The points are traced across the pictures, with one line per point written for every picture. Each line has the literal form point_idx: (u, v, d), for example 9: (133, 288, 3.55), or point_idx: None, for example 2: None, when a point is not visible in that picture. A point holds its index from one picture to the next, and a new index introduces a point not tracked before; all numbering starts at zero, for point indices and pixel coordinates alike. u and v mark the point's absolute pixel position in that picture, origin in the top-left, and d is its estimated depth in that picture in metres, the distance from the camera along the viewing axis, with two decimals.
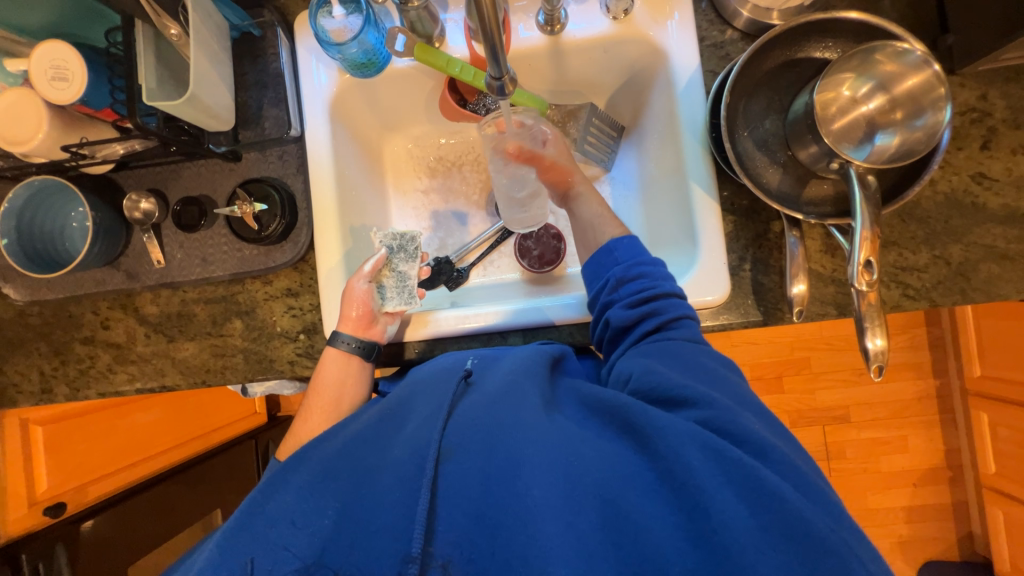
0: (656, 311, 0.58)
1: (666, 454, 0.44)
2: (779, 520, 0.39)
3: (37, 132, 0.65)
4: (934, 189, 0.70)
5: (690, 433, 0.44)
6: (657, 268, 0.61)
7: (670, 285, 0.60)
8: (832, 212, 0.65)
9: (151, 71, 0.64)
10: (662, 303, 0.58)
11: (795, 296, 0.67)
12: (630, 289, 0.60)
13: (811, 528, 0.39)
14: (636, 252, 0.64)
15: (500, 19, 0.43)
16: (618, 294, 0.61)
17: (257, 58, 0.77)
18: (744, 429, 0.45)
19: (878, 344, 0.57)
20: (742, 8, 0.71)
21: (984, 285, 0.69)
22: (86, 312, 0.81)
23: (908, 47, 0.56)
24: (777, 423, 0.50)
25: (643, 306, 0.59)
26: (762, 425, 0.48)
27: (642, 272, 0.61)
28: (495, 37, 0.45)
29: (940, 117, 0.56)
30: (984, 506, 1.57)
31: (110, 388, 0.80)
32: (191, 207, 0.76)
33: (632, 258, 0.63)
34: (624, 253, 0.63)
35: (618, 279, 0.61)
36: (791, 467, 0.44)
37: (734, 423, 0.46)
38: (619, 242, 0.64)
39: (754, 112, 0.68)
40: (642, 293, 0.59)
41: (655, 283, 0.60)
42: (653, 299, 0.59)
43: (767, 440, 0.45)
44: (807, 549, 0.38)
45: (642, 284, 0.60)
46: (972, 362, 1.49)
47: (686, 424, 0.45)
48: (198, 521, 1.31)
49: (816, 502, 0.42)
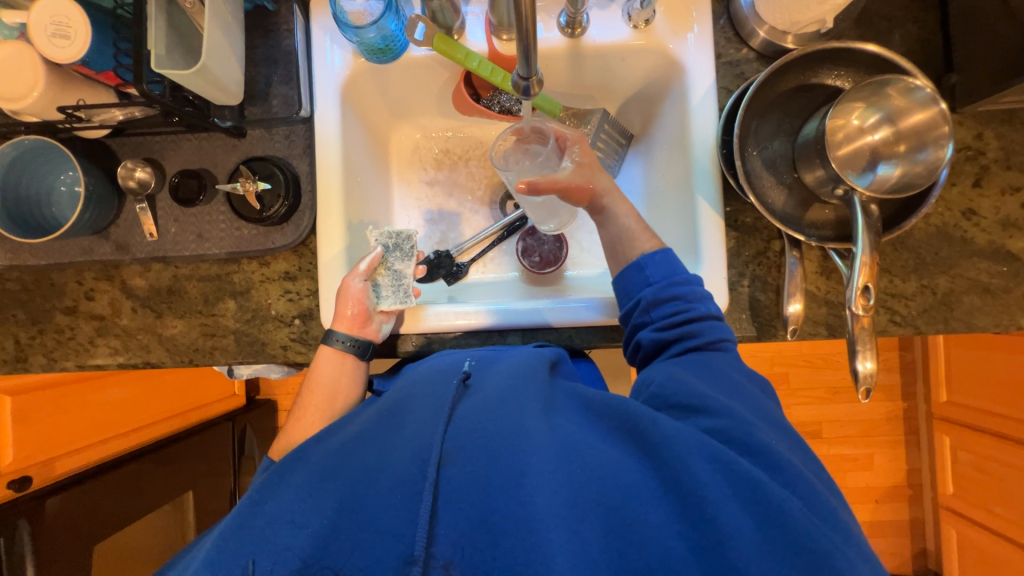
0: (691, 334, 0.59)
1: (674, 464, 0.45)
2: (783, 532, 0.41)
3: (32, 89, 0.62)
4: (926, 222, 0.72)
5: (698, 445, 0.46)
6: (693, 288, 0.61)
7: (705, 307, 0.60)
8: (832, 235, 0.68)
9: (162, 37, 0.62)
10: (698, 327, 0.59)
11: (790, 315, 0.70)
12: (662, 313, 0.61)
13: (811, 540, 0.41)
14: (669, 270, 0.63)
15: (535, 20, 0.43)
16: (650, 317, 0.61)
17: (270, 33, 0.75)
18: (757, 442, 0.47)
19: (868, 366, 0.59)
20: (760, 28, 0.72)
21: (966, 316, 0.72)
22: (70, 281, 0.78)
23: (918, 83, 0.59)
24: (787, 433, 0.52)
25: (676, 330, 0.59)
26: (773, 435, 0.49)
27: (675, 294, 0.60)
28: (528, 38, 0.45)
29: (940, 154, 0.59)
30: (939, 524, 1.65)
31: (91, 361, 0.77)
32: (190, 180, 0.73)
33: (664, 277, 0.62)
34: (656, 272, 0.62)
35: (650, 301, 0.61)
36: (800, 478, 0.45)
37: (748, 434, 0.47)
38: (649, 258, 0.64)
39: (765, 132, 0.69)
40: (675, 317, 0.60)
41: (689, 305, 0.60)
42: (686, 323, 0.59)
43: (778, 452, 0.46)
44: (809, 560, 0.40)
45: (677, 306, 0.60)
46: (940, 387, 1.56)
47: (696, 436, 0.46)
48: (169, 502, 1.27)
49: (819, 514, 0.44)
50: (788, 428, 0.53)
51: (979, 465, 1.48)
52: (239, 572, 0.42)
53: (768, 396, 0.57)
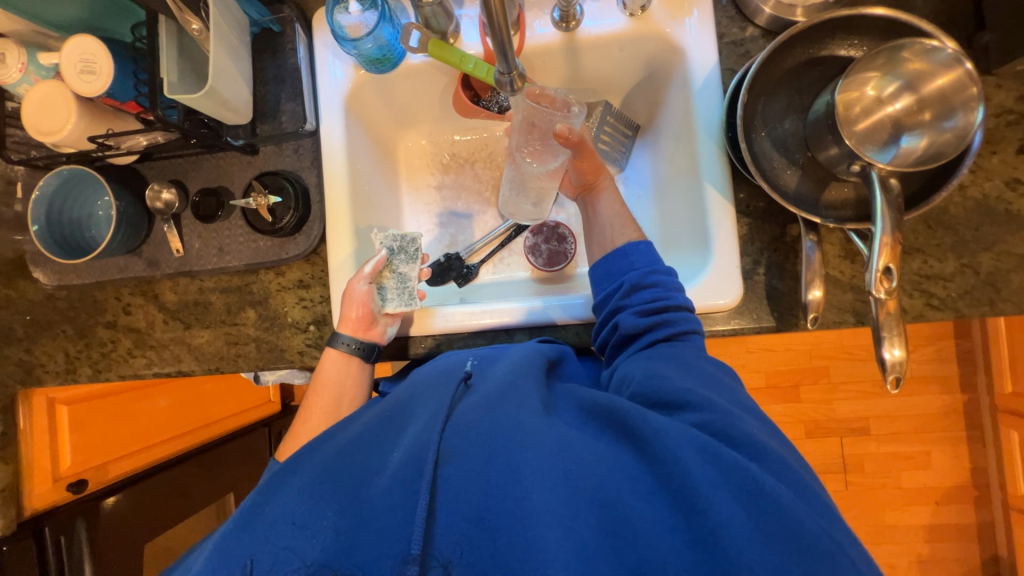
0: (666, 323, 0.58)
1: (663, 458, 0.44)
2: (776, 522, 0.40)
3: (67, 122, 0.68)
4: (964, 195, 0.66)
5: (687, 437, 0.44)
6: (672, 280, 0.62)
7: (683, 298, 0.60)
8: (852, 216, 0.63)
9: (173, 65, 0.66)
10: (673, 315, 0.59)
11: (811, 302, 0.64)
12: (641, 298, 0.60)
13: (802, 530, 0.39)
14: (652, 258, 0.64)
15: (508, 19, 0.44)
16: (631, 300, 0.61)
17: (276, 54, 0.79)
18: (743, 434, 0.45)
19: (896, 354, 0.55)
20: (764, 4, 0.69)
21: (1015, 296, 0.65)
22: (110, 297, 0.84)
23: (937, 44, 0.54)
24: (774, 428, 0.51)
25: (654, 317, 0.59)
26: (761, 427, 0.48)
27: (655, 281, 0.61)
28: (504, 38, 0.46)
29: (972, 118, 0.53)
30: (1012, 527, 1.50)
31: (130, 371, 0.83)
32: (209, 199, 0.78)
33: (647, 265, 0.63)
34: (640, 258, 0.63)
35: (633, 284, 0.61)
36: (785, 466, 0.44)
37: (733, 426, 0.46)
38: (635, 247, 0.65)
39: (773, 113, 0.66)
40: (655, 303, 0.59)
41: (668, 293, 0.60)
42: (663, 311, 0.59)
43: (764, 442, 0.45)
44: (803, 551, 0.39)
45: (656, 293, 0.60)
46: (1003, 377, 1.44)
47: (683, 428, 0.45)
48: (212, 503, 1.35)
49: (809, 502, 0.43)
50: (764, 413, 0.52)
51: None
52: (239, 572, 0.44)
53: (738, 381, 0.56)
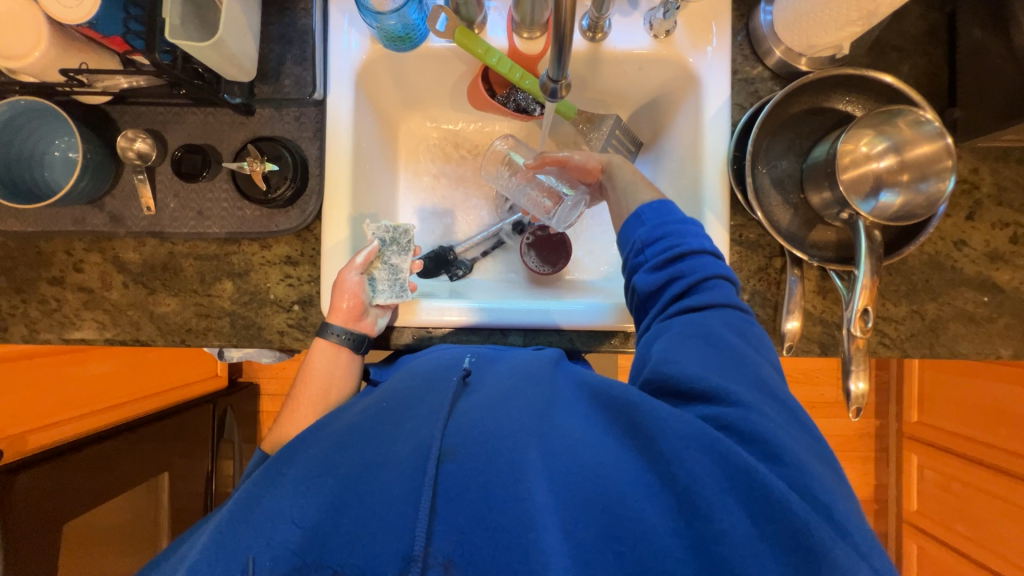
0: (680, 275, 0.57)
1: (668, 455, 0.45)
2: (778, 527, 0.41)
3: (36, 48, 0.60)
4: (920, 249, 0.75)
5: (694, 435, 0.45)
6: (686, 227, 0.61)
7: (697, 242, 0.59)
8: (833, 257, 0.70)
9: (177, 7, 0.60)
10: (689, 264, 0.58)
11: (789, 331, 0.72)
12: (656, 251, 0.60)
13: (806, 536, 0.40)
14: (665, 213, 0.62)
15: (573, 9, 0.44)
16: (645, 257, 0.61)
17: (285, 11, 0.73)
18: (754, 430, 0.46)
19: (860, 387, 0.61)
20: (776, 48, 0.73)
21: (950, 342, 0.75)
22: (58, 251, 0.74)
23: (927, 117, 0.61)
24: (809, 427, 0.50)
25: (667, 270, 0.58)
26: (781, 423, 0.47)
27: (668, 232, 0.60)
28: (563, 29, 0.47)
29: (943, 186, 0.61)
30: (902, 538, 1.72)
31: (76, 335, 0.75)
32: (193, 155, 0.71)
33: (659, 219, 0.62)
34: (651, 216, 0.62)
35: (644, 241, 0.61)
36: (797, 468, 0.44)
37: (744, 421, 0.46)
38: (646, 207, 0.63)
39: (774, 152, 0.71)
40: (668, 254, 0.59)
41: (681, 240, 0.59)
42: (678, 262, 0.58)
43: (777, 441, 0.45)
44: (806, 557, 0.40)
45: (670, 243, 0.59)
46: (912, 408, 1.63)
47: (693, 425, 0.46)
48: (144, 483, 1.23)
49: (816, 507, 0.43)
50: (793, 406, 0.51)
51: (942, 484, 1.57)
52: (239, 570, 0.42)
53: (773, 363, 0.54)
